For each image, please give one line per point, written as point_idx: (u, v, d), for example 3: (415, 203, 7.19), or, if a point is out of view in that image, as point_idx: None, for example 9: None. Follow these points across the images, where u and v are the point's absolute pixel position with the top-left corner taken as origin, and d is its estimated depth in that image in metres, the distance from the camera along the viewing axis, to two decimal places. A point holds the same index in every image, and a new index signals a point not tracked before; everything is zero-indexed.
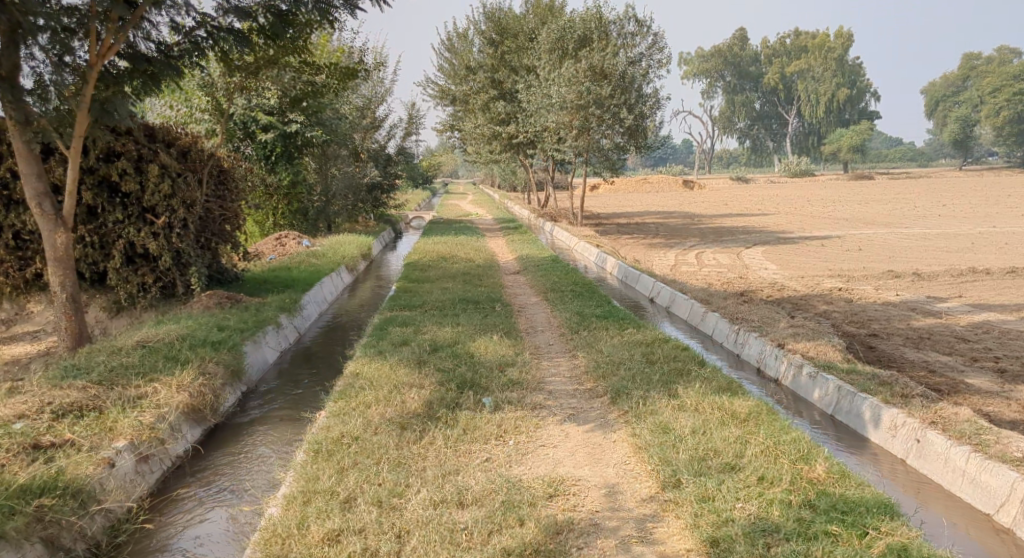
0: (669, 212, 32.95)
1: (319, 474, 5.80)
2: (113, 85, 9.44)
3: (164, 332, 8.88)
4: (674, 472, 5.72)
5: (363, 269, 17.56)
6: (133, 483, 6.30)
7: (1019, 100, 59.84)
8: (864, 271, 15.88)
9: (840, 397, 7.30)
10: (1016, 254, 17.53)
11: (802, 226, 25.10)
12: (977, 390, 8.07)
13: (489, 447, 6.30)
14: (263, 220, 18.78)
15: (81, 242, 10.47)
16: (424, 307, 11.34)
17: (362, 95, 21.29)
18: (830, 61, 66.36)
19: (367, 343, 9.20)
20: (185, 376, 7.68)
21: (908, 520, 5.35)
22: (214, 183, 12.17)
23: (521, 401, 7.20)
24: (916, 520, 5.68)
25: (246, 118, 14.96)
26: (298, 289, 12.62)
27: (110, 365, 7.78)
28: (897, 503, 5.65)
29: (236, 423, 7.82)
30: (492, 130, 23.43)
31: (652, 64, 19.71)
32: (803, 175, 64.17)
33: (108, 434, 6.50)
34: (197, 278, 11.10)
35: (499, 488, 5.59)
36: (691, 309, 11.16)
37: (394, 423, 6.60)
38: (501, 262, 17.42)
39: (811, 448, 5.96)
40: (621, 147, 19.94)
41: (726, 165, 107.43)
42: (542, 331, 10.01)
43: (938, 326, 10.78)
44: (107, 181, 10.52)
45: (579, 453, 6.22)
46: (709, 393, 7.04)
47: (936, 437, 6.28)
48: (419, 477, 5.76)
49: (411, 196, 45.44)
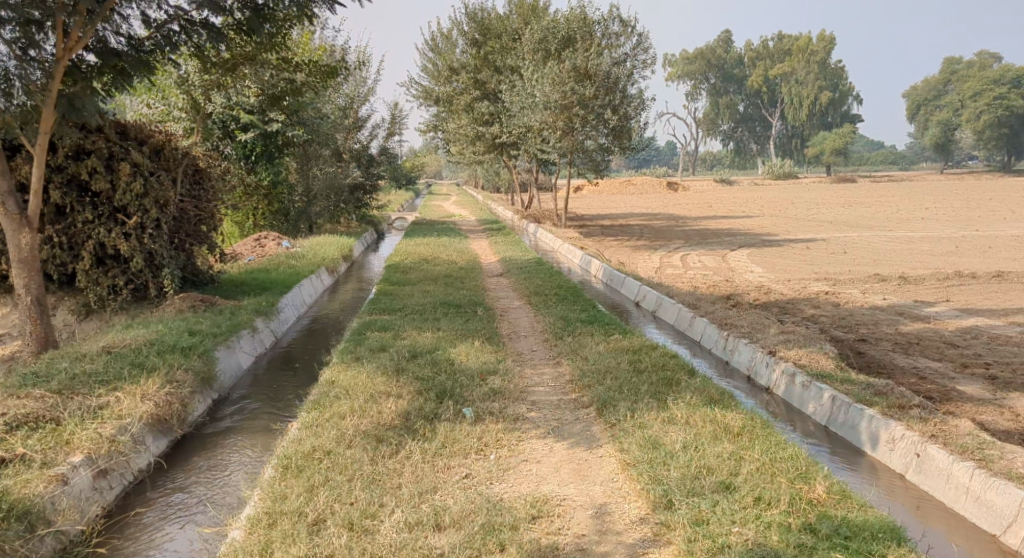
0: (654, 213, 32.74)
1: (287, 493, 5.43)
2: (81, 81, 8.98)
3: (131, 337, 8.46)
4: (666, 492, 5.41)
5: (345, 271, 17.20)
6: (89, 500, 5.91)
7: (998, 104, 60.27)
8: (849, 274, 15.70)
9: (836, 408, 7.06)
10: (1000, 257, 17.46)
11: (787, 228, 24.96)
12: (970, 398, 7.86)
13: (469, 461, 5.97)
14: (242, 221, 18.34)
15: (47, 243, 9.99)
16: (404, 311, 10.98)
17: (344, 95, 20.85)
18: (812, 65, 65.73)
19: (344, 349, 8.85)
20: (151, 385, 7.27)
21: (916, 546, 5.07)
22: (189, 182, 11.73)
23: (503, 412, 6.87)
24: (923, 544, 5.41)
25: (225, 117, 14.36)
26: (275, 292, 12.19)
27: (72, 372, 7.34)
28: (903, 527, 5.37)
29: (205, 433, 7.43)
30: (476, 131, 23.06)
31: (636, 64, 19.47)
32: (785, 177, 64.30)
33: (65, 448, 6.10)
34: (170, 281, 10.65)
35: (480, 509, 5.26)
36: (678, 314, 10.87)
37: (369, 436, 6.25)
38: (484, 263, 17.06)
39: (810, 466, 5.67)
40: (605, 149, 19.70)
41: (709, 167, 107.63)
42: (526, 337, 9.68)
43: (926, 330, 10.60)
44: (76, 179, 10.03)
45: (565, 470, 5.90)
46: (700, 405, 6.75)
47: (937, 451, 6.04)
48: (395, 496, 5.42)
49: (394, 196, 44.87)
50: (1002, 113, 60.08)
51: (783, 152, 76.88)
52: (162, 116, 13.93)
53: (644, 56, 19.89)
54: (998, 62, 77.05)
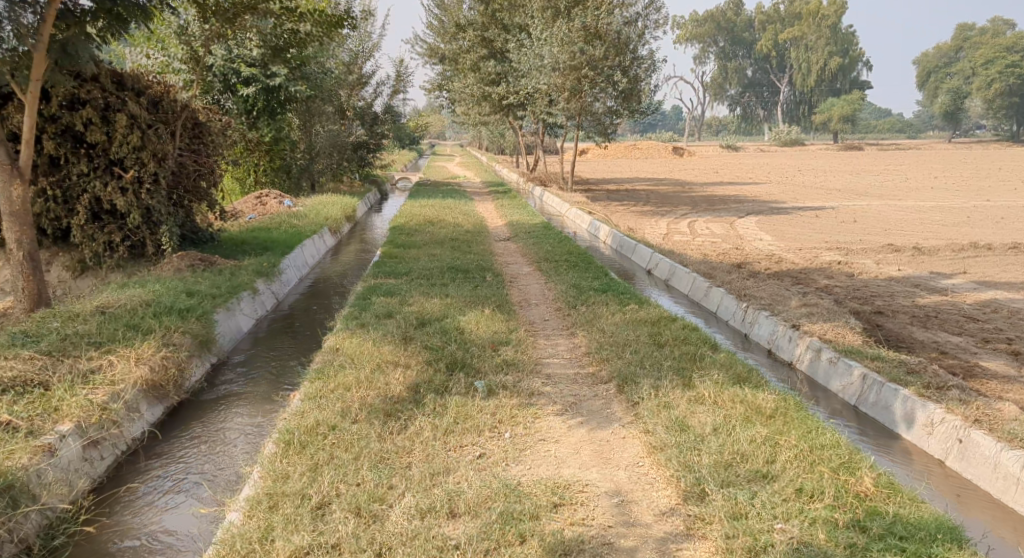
0: (660, 178, 32.12)
1: (290, 472, 5.08)
2: (75, 25, 8.36)
3: (126, 296, 8.06)
4: (698, 481, 5.07)
5: (347, 231, 16.75)
6: (78, 473, 5.56)
7: (1010, 72, 58.88)
8: (861, 243, 15.23)
9: (866, 388, 6.72)
10: (1013, 229, 16.95)
11: (795, 196, 24.39)
12: (995, 375, 7.48)
13: (482, 440, 5.61)
14: (243, 177, 17.82)
15: (41, 196, 9.54)
16: (410, 275, 10.57)
17: (348, 50, 20.23)
18: (824, 29, 63.90)
19: (349, 314, 8.46)
20: (146, 347, 6.89)
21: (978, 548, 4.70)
22: (188, 136, 11.18)
23: (516, 386, 6.49)
24: (983, 545, 5.03)
25: (226, 70, 13.82)
26: (278, 252, 11.77)
27: (64, 333, 6.95)
28: (961, 527, 5.00)
29: (202, 400, 7.09)
30: (482, 91, 22.42)
31: (648, 24, 18.65)
32: (792, 145, 63.33)
33: (53, 415, 5.72)
34: (168, 238, 10.22)
35: (498, 494, 4.91)
36: (693, 283, 10.46)
37: (377, 411, 5.87)
38: (491, 227, 16.64)
39: (853, 454, 5.30)
40: (614, 112, 19.13)
41: (714, 132, 106.14)
42: (537, 305, 9.28)
43: (945, 303, 10.18)
44: (71, 130, 9.54)
45: (585, 453, 5.54)
46: (728, 384, 6.36)
47: (982, 437, 5.69)
48: (405, 477, 5.07)
49: (397, 157, 44.09)
50: (1014, 82, 58.68)
51: (790, 119, 75.66)
52: (161, 67, 13.48)
53: (657, 15, 19.10)
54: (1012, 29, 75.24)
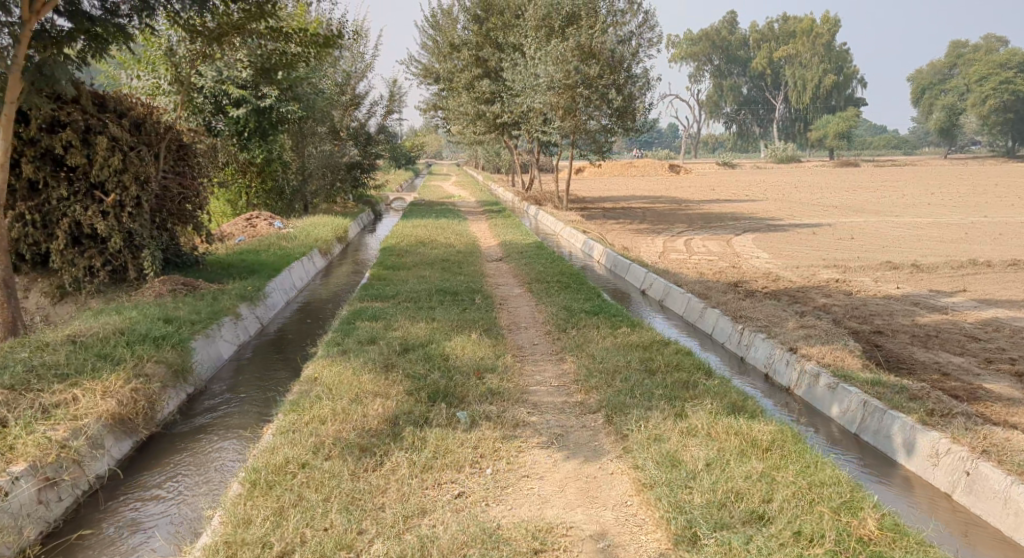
0: (657, 196, 31.87)
1: (254, 517, 4.77)
2: (52, 44, 8.14)
3: (100, 324, 7.75)
4: (690, 523, 4.76)
5: (339, 252, 16.48)
6: (29, 518, 5.26)
7: (1004, 88, 59.00)
8: (859, 261, 14.96)
9: (867, 414, 6.41)
10: (1012, 245, 16.69)
11: (791, 213, 24.15)
12: (999, 397, 7.17)
13: (462, 477, 5.29)
14: (234, 199, 17.56)
15: (20, 221, 9.26)
16: (397, 298, 10.26)
17: (341, 71, 20.04)
18: (818, 48, 64.01)
19: (331, 340, 8.16)
20: (115, 379, 6.54)
21: None
22: (172, 158, 10.90)
23: (501, 417, 6.18)
24: None
25: (216, 91, 13.56)
26: (263, 274, 11.48)
27: (30, 364, 6.61)
28: None
29: (175, 433, 6.76)
30: (476, 110, 22.22)
31: (642, 43, 18.53)
32: (788, 162, 63.25)
33: (6, 455, 5.39)
34: (150, 262, 9.92)
35: (473, 540, 4.62)
36: (688, 304, 10.16)
37: (351, 445, 5.56)
38: (484, 247, 16.37)
39: (854, 492, 5.01)
40: (608, 129, 18.93)
41: (710, 149, 106.25)
42: (526, 328, 8.99)
43: (945, 322, 9.88)
44: (51, 153, 9.25)
45: (570, 491, 5.23)
46: (723, 413, 6.06)
47: (990, 470, 5.39)
48: (376, 520, 4.78)
49: (392, 176, 43.81)
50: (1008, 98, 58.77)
51: (786, 136, 75.70)
52: (151, 90, 13.10)
53: (651, 34, 18.99)
54: (1005, 46, 75.42)
